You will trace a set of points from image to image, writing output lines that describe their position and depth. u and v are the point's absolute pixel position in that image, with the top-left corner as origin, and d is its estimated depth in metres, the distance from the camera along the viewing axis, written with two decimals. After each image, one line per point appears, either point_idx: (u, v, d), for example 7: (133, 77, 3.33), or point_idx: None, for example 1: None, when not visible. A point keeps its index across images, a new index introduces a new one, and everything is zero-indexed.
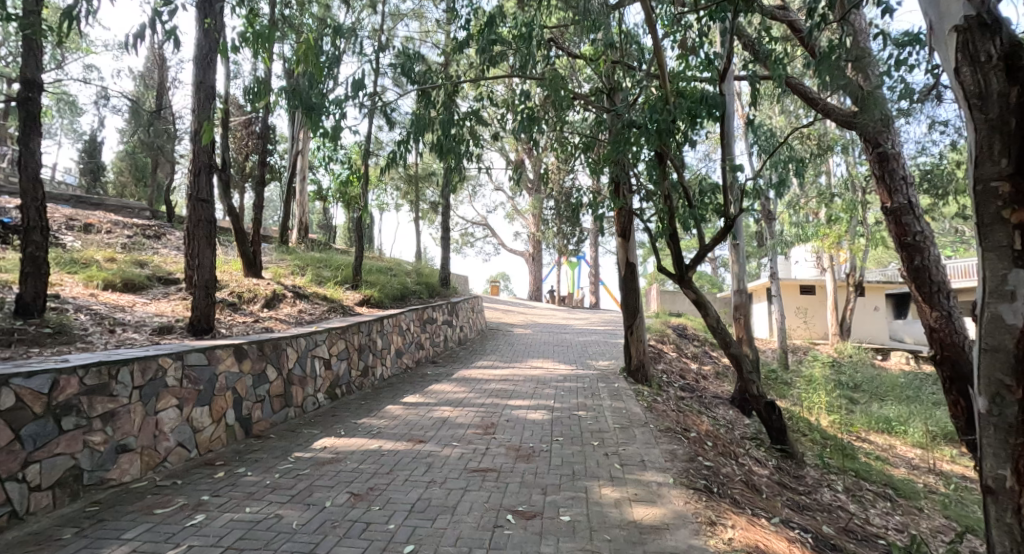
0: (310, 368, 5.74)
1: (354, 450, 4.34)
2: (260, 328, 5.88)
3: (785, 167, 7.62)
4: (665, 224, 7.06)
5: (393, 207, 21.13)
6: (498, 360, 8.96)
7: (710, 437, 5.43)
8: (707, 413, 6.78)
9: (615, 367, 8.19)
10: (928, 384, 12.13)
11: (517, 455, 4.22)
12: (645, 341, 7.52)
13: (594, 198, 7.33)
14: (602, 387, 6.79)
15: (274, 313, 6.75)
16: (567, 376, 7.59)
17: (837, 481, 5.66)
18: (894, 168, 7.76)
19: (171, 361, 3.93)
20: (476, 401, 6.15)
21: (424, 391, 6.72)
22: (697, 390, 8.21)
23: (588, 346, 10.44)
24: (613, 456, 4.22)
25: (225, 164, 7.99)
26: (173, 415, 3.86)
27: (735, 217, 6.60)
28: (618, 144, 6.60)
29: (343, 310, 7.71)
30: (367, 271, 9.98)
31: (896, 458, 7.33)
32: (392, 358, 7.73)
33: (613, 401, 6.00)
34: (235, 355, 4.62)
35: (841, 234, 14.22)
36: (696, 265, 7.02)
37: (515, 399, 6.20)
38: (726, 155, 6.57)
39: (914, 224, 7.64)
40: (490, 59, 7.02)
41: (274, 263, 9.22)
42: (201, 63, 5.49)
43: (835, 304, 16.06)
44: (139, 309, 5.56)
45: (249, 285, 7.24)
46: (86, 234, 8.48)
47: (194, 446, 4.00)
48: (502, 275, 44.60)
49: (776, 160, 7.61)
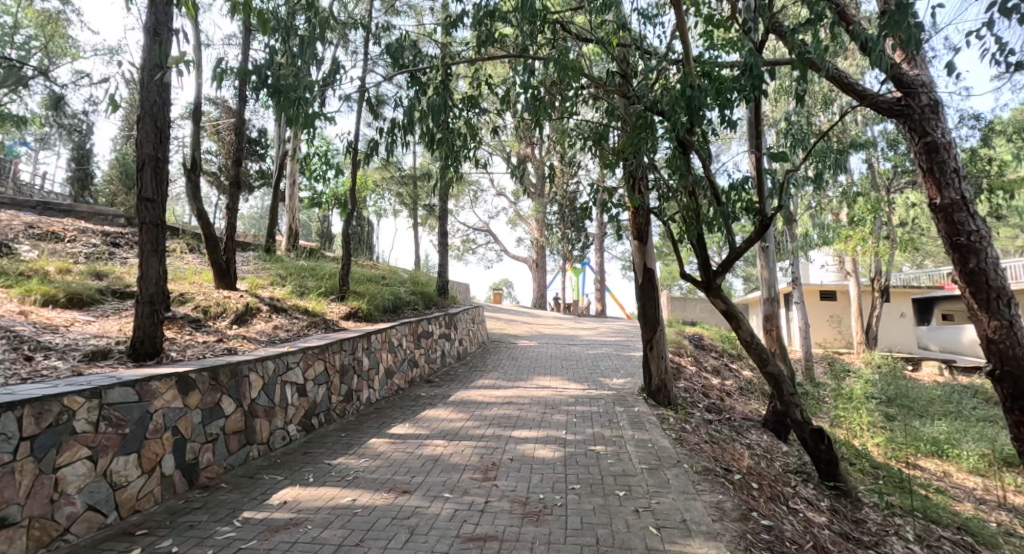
0: (279, 396, 4.89)
1: (320, 507, 3.48)
2: (221, 350, 5.04)
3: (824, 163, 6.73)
4: (689, 225, 6.17)
5: (391, 213, 20.26)
6: (501, 377, 8.10)
7: (755, 477, 4.55)
8: (742, 442, 5.92)
9: (632, 387, 7.32)
10: (968, 397, 11.20)
11: (524, 514, 3.35)
12: (667, 358, 6.67)
13: (606, 197, 6.48)
14: (620, 412, 5.91)
15: (243, 330, 5.90)
16: (579, 398, 6.72)
17: (905, 526, 4.78)
18: (945, 160, 6.76)
19: (86, 400, 3.09)
20: (475, 433, 5.29)
21: (417, 419, 5.85)
22: (725, 411, 7.33)
23: (600, 360, 9.57)
24: (645, 513, 3.35)
25: (196, 164, 7.16)
26: (83, 471, 3.01)
27: (774, 216, 5.71)
28: (636, 134, 5.73)
29: (326, 325, 6.86)
30: (358, 281, 9.13)
31: (957, 490, 6.42)
32: (381, 378, 6.87)
33: (636, 432, 5.12)
34: (177, 387, 3.77)
35: (866, 236, 13.36)
36: (726, 271, 6.14)
37: (521, 430, 5.34)
38: (762, 145, 5.66)
39: (969, 223, 6.65)
40: (490, 39, 6.19)
41: (254, 273, 8.38)
42: (148, 38, 4.58)
43: (860, 311, 15.15)
44: (77, 328, 4.74)
45: (218, 298, 6.40)
46: (44, 242, 7.64)
47: (113, 508, 3.15)
48: (506, 284, 43.84)
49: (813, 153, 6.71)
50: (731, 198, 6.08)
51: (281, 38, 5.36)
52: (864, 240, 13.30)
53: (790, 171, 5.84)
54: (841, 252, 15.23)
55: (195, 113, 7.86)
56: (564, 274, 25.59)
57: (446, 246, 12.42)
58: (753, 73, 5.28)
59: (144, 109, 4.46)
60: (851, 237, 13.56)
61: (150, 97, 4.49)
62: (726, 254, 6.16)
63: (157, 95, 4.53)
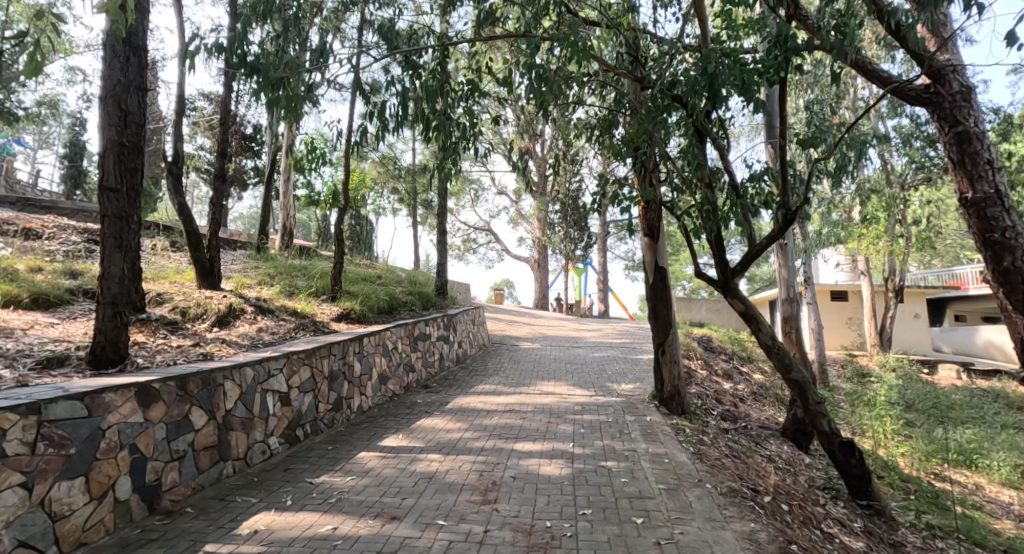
0: (259, 406, 4.45)
1: (297, 537, 3.05)
2: (197, 355, 4.60)
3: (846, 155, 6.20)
4: (704, 219, 5.72)
5: (390, 212, 19.82)
6: (503, 382, 7.67)
7: (785, 497, 4.11)
8: (763, 453, 5.49)
9: (641, 393, 6.89)
10: (990, 402, 10.74)
11: (529, 547, 2.91)
12: (681, 362, 6.22)
13: (614, 190, 6.02)
14: (631, 422, 5.48)
15: (224, 333, 5.46)
16: (586, 406, 6.28)
17: (948, 550, 4.34)
18: (976, 147, 5.43)
19: (20, 418, 2.65)
20: (474, 446, 4.86)
21: (412, 429, 5.43)
22: (741, 419, 6.89)
23: (607, 364, 9.13)
24: (668, 547, 2.90)
25: (177, 157, 6.72)
26: (13, 501, 2.57)
27: (798, 209, 5.21)
28: (649, 119, 5.27)
29: (315, 327, 6.41)
30: (352, 281, 8.70)
31: (993, 505, 5.97)
32: (374, 384, 6.44)
33: (651, 446, 4.68)
34: (137, 398, 3.33)
35: (881, 233, 13.16)
36: (745, 269, 5.69)
37: (524, 442, 4.91)
38: (785, 131, 5.17)
39: (1004, 217, 5.18)
40: (490, 19, 5.72)
41: (241, 272, 7.95)
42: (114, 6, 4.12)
43: (873, 312, 14.68)
44: (36, 332, 4.30)
45: (198, 299, 5.97)
46: (18, 240, 7.20)
47: (51, 542, 2.71)
48: (507, 285, 43.45)
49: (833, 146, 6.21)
50: (748, 191, 5.63)
51: (262, 15, 4.94)
52: (877, 238, 13.07)
53: (815, 162, 5.36)
54: (854, 251, 14.75)
55: (179, 103, 7.43)
56: (567, 274, 25.13)
57: (446, 245, 11.98)
58: (785, 47, 4.73)
59: (106, 88, 4.01)
60: (864, 234, 13.32)
61: (113, 74, 4.07)
62: (745, 250, 5.71)
63: (121, 72, 4.10)
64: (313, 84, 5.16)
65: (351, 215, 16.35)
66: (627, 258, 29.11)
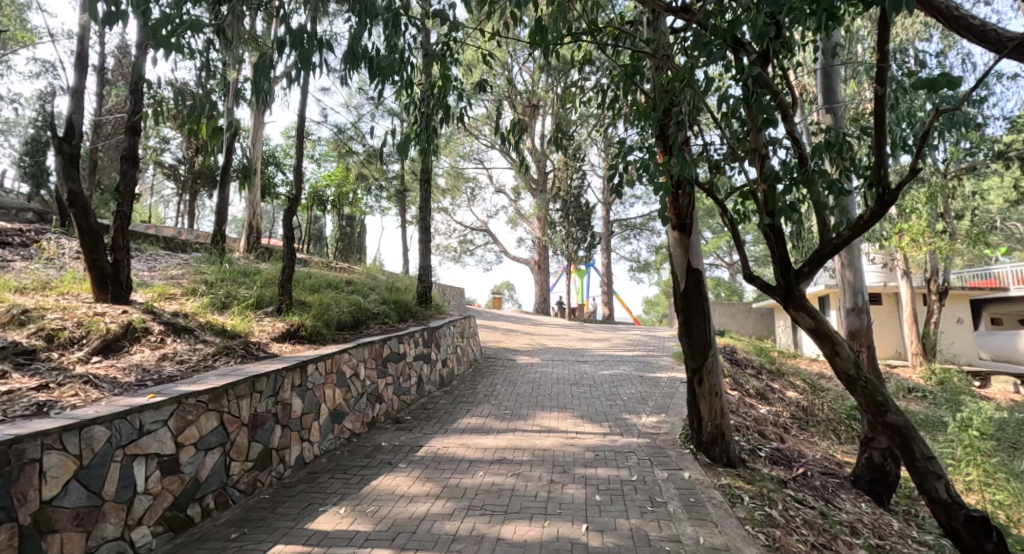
0: (115, 485, 2.94)
1: None
2: (26, 404, 3.10)
3: (912, 120, 4.72)
4: (762, 205, 4.18)
5: (379, 211, 18.35)
6: (493, 414, 6.18)
7: None
8: (849, 527, 4.04)
9: (670, 432, 5.38)
10: None
11: None
12: (723, 395, 4.75)
13: (636, 170, 4.41)
14: (664, 483, 4.04)
15: (104, 364, 3.96)
16: (600, 452, 4.80)
17: None
18: None
19: None
20: (444, 531, 3.36)
21: (363, 497, 3.92)
22: (797, 462, 5.43)
23: (619, 384, 7.65)
24: None
25: (69, 131, 5.15)
26: None
27: (900, 186, 3.73)
28: (703, 50, 3.47)
29: (245, 351, 4.91)
30: (310, 288, 7.19)
31: None
32: (324, 424, 4.96)
33: (701, 532, 3.24)
34: None
35: (923, 229, 12.02)
36: (814, 273, 4.20)
37: (516, 524, 3.41)
38: (883, 74, 3.63)
39: None
40: None
41: (170, 279, 6.47)
42: None
43: (914, 316, 13.28)
44: None
45: (83, 316, 4.49)
46: None
47: None
48: (506, 285, 42.15)
49: (899, 114, 4.76)
50: (816, 165, 4.20)
51: None
52: (921, 233, 12.10)
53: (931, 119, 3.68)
54: (891, 248, 13.27)
55: (82, 66, 5.82)
56: (569, 275, 23.64)
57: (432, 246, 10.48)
58: None
59: None
60: (905, 230, 12.31)
61: None
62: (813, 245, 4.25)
63: None
64: (253, 30, 3.83)
65: (335, 215, 14.89)
66: (632, 258, 27.60)
